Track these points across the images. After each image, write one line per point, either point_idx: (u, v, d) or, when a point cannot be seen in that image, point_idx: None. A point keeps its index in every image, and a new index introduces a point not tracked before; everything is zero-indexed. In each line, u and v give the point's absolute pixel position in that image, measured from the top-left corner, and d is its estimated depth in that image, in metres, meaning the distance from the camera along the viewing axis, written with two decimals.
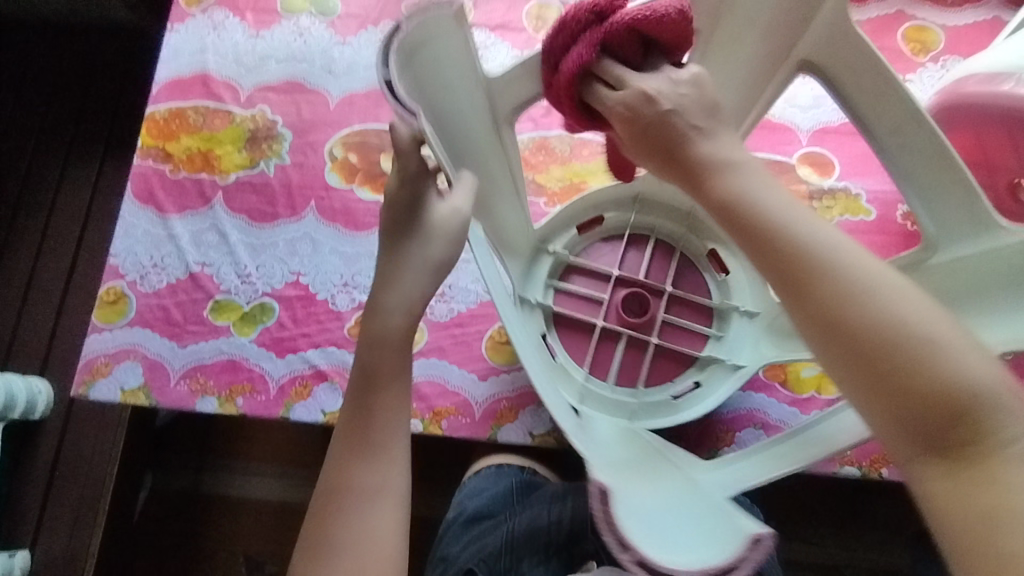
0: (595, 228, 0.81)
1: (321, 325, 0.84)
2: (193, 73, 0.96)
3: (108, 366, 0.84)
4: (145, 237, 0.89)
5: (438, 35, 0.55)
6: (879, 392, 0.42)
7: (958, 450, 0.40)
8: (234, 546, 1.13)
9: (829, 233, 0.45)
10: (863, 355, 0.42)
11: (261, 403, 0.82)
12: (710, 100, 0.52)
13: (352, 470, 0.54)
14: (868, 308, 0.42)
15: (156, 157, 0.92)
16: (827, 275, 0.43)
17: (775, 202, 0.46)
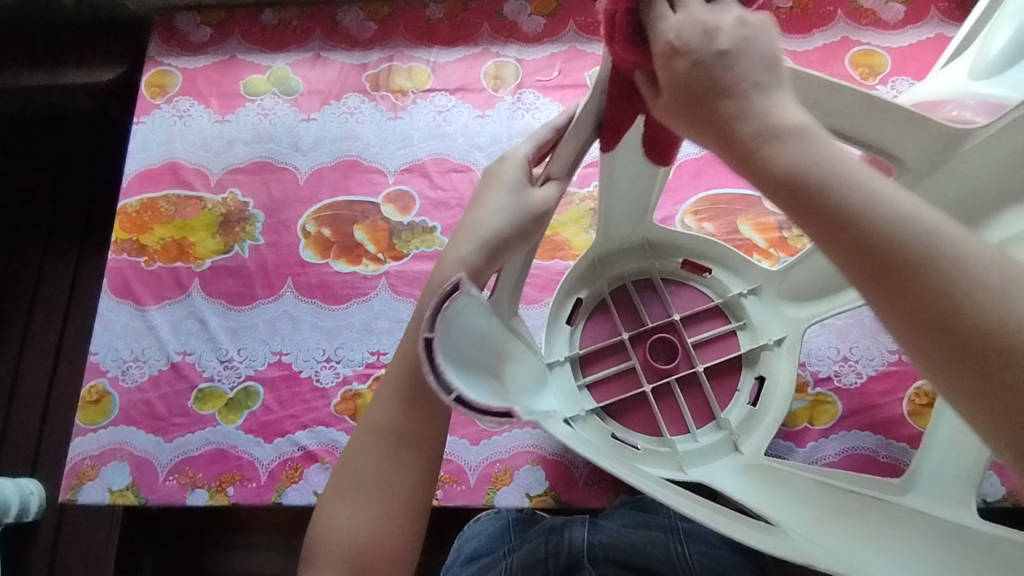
0: (579, 312, 0.82)
1: (307, 404, 0.83)
2: (162, 163, 0.97)
3: (94, 468, 0.83)
4: (125, 331, 0.89)
5: (464, 317, 0.52)
6: (988, 402, 0.33)
7: None
8: None
9: (916, 209, 0.37)
10: (966, 344, 0.34)
11: (252, 490, 0.80)
12: (768, 60, 0.44)
13: (391, 405, 0.58)
14: (953, 298, 0.34)
15: (130, 250, 0.93)
16: (901, 250, 0.36)
17: (841, 162, 0.39)
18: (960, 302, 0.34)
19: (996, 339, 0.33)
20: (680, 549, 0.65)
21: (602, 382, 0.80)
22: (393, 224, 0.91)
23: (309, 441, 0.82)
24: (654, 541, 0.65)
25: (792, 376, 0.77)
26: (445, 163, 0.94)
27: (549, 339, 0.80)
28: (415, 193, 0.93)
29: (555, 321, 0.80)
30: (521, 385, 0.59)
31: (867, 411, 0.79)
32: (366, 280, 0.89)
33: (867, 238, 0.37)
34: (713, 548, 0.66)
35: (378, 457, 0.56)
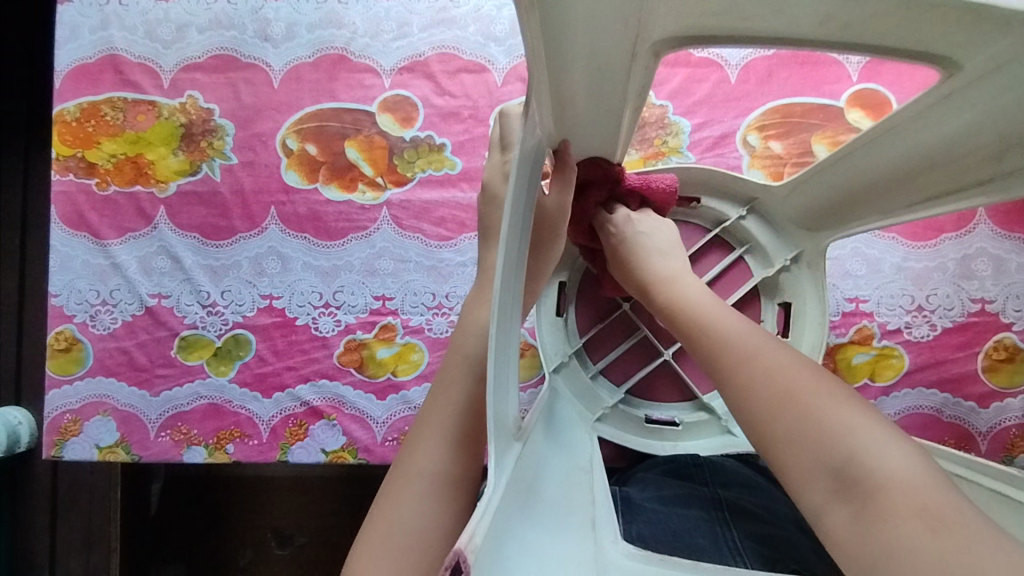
0: (565, 297, 0.71)
1: (307, 355, 0.74)
2: (100, 55, 0.78)
3: (76, 423, 0.75)
4: (86, 269, 0.76)
5: (495, 541, 0.31)
6: (769, 438, 0.37)
7: (850, 486, 0.33)
8: (261, 522, 1.12)
9: (732, 315, 0.45)
10: (753, 393, 0.39)
11: (254, 448, 0.73)
12: (669, 238, 0.57)
13: (400, 500, 0.46)
14: (748, 364, 0.40)
15: (77, 169, 0.77)
16: (728, 344, 0.42)
17: (692, 293, 0.49)
18: (770, 380, 0.38)
19: (775, 392, 0.38)
20: (728, 532, 0.53)
21: (617, 360, 0.72)
22: (393, 139, 0.75)
23: (313, 396, 0.73)
24: (697, 527, 0.53)
25: (820, 300, 0.66)
26: (453, 60, 0.76)
27: (544, 338, 0.68)
28: (418, 99, 0.76)
29: (545, 315, 0.69)
30: (558, 504, 0.43)
31: (936, 366, 0.71)
32: (364, 211, 0.75)
33: (703, 341, 0.44)
34: (766, 530, 0.54)
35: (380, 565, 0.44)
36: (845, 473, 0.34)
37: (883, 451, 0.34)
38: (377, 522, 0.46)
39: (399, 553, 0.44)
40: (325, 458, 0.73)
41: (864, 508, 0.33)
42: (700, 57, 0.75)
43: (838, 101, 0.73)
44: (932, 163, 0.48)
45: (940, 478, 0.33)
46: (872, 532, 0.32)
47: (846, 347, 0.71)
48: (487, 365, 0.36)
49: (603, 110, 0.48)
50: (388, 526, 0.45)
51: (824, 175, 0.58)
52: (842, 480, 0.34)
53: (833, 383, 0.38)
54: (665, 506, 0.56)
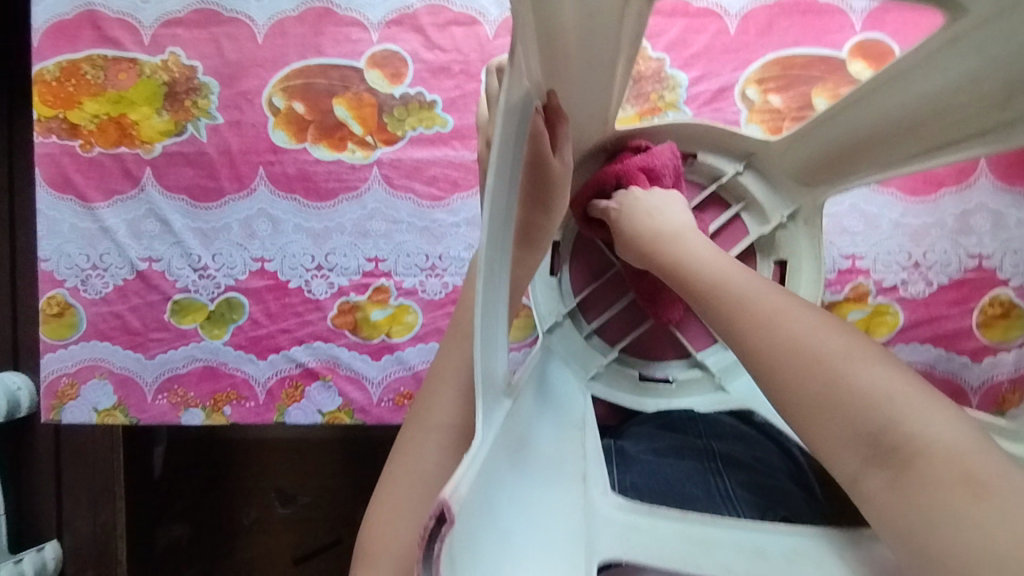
0: (559, 257, 0.71)
1: (301, 318, 0.74)
2: (77, 11, 0.75)
3: (73, 387, 0.75)
4: (75, 233, 0.75)
5: (483, 491, 0.31)
6: (795, 403, 0.36)
7: (891, 454, 0.32)
8: (265, 483, 1.14)
9: (741, 272, 0.44)
10: (772, 353, 0.38)
11: (251, 410, 0.74)
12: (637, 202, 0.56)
13: (417, 453, 0.46)
14: (763, 320, 0.39)
15: (59, 131, 0.75)
16: (749, 305, 0.40)
17: (706, 255, 0.48)
18: (793, 338, 0.37)
19: (794, 349, 0.37)
20: (720, 481, 0.54)
21: (609, 320, 0.72)
22: (382, 97, 0.73)
23: (308, 358, 0.73)
24: (689, 477, 0.54)
25: (816, 258, 0.66)
26: (442, 12, 0.73)
27: (539, 299, 0.68)
28: (407, 54, 0.74)
29: (539, 275, 0.68)
30: (549, 456, 0.43)
31: (931, 323, 0.70)
32: (354, 171, 0.74)
33: (717, 300, 0.42)
34: (757, 480, 0.54)
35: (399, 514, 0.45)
36: (883, 441, 0.33)
37: (925, 417, 0.32)
38: (395, 474, 0.46)
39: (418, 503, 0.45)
40: (322, 419, 0.73)
41: (904, 475, 0.32)
42: (699, 7, 0.72)
43: (840, 53, 0.71)
44: (926, 114, 0.48)
45: (985, 443, 0.31)
46: (917, 501, 0.31)
47: (840, 304, 0.71)
48: (474, 321, 0.35)
49: (595, 59, 0.46)
50: (407, 478, 0.46)
51: (823, 127, 0.57)
52: (883, 448, 0.33)
53: (855, 337, 0.37)
54: (658, 458, 0.57)
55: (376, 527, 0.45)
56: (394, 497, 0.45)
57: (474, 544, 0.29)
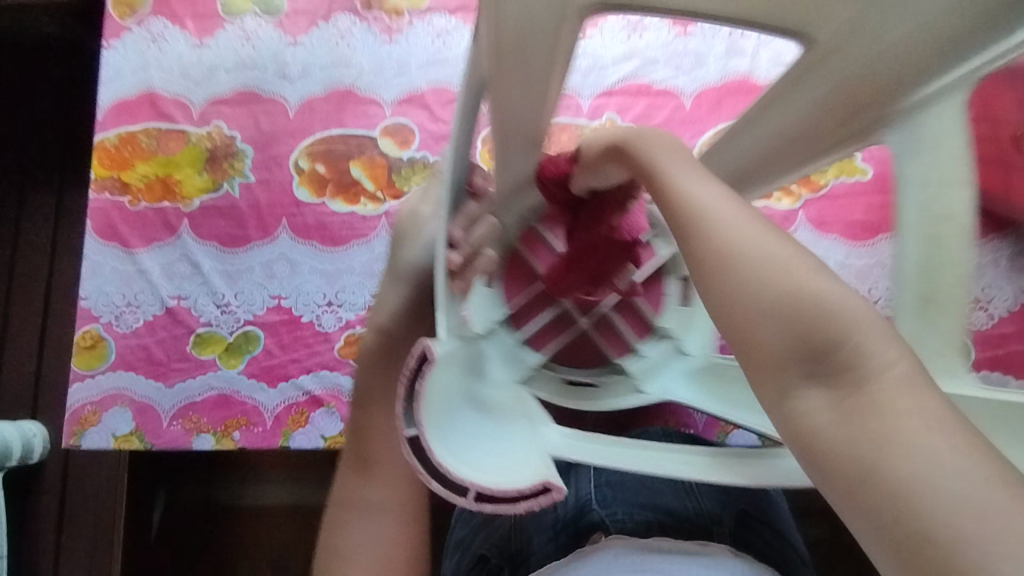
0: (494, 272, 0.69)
1: (310, 349, 0.81)
2: (139, 93, 0.90)
3: (96, 414, 0.81)
4: (114, 274, 0.85)
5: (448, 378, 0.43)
6: (747, 317, 0.35)
7: (835, 373, 0.33)
8: (253, 558, 1.07)
9: (702, 175, 0.41)
10: (728, 258, 0.36)
11: (259, 435, 0.80)
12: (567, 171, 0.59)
13: (362, 421, 0.58)
14: (723, 227, 0.37)
15: (112, 189, 0.87)
16: (710, 213, 0.38)
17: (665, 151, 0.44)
18: (750, 251, 0.36)
19: (754, 258, 0.36)
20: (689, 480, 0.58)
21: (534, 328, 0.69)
22: (392, 159, 0.86)
23: (315, 385, 0.80)
24: (662, 476, 0.58)
25: None
26: (446, 92, 0.88)
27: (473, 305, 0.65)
28: (415, 126, 0.87)
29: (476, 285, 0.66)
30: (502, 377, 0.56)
31: None
32: (365, 220, 0.85)
33: (676, 203, 0.40)
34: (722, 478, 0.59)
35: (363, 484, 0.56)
36: (830, 362, 0.34)
37: (871, 344, 0.33)
38: (356, 447, 0.57)
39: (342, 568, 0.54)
40: (324, 444, 0.79)
41: (847, 399, 0.33)
42: (659, 88, 0.87)
43: None
44: (807, 128, 0.51)
45: (921, 373, 0.33)
46: (860, 423, 0.32)
47: None
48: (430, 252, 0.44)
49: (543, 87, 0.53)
50: (361, 446, 0.57)
51: (732, 144, 0.57)
52: (828, 366, 0.34)
53: (809, 256, 0.36)
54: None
55: (353, 495, 0.56)
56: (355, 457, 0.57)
57: (450, 418, 0.42)
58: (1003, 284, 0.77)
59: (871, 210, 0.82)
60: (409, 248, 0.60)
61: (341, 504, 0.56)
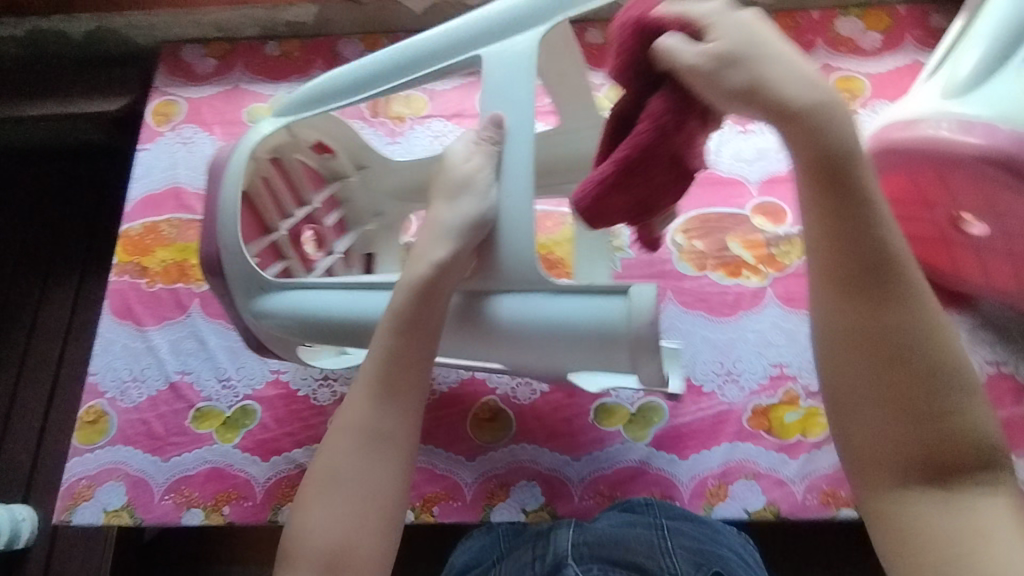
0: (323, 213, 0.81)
1: (304, 422, 0.84)
2: (166, 188, 1.00)
3: (90, 489, 0.83)
4: (125, 351, 0.90)
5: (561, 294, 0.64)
6: (892, 409, 0.47)
7: (945, 477, 0.46)
8: None
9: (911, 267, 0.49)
10: (891, 359, 0.47)
11: (248, 509, 0.80)
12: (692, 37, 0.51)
13: (393, 352, 0.63)
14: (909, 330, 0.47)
15: (132, 272, 0.94)
16: (889, 318, 0.47)
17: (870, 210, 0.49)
18: (949, 364, 0.47)
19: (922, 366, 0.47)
20: (666, 543, 0.62)
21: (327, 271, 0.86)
22: None
23: (306, 458, 0.82)
24: (640, 536, 0.62)
25: None
26: None
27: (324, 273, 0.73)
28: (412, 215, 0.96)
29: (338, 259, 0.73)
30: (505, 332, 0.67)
31: None
32: None
33: (897, 292, 0.48)
34: (699, 544, 0.63)
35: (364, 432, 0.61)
36: (948, 469, 0.46)
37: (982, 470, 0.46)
38: (374, 373, 0.63)
39: (376, 436, 0.61)
40: None
41: (952, 501, 0.46)
42: None
43: (744, 210, 0.92)
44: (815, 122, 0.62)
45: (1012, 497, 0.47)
46: (956, 523, 0.45)
47: (776, 407, 0.81)
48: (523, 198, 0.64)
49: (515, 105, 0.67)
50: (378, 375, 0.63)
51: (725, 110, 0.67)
52: (941, 469, 0.46)
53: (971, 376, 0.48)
54: (614, 526, 0.64)
55: (351, 432, 0.62)
56: (376, 381, 0.63)
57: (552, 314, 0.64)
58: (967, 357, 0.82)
59: None
60: (449, 211, 0.66)
61: (337, 439, 0.62)
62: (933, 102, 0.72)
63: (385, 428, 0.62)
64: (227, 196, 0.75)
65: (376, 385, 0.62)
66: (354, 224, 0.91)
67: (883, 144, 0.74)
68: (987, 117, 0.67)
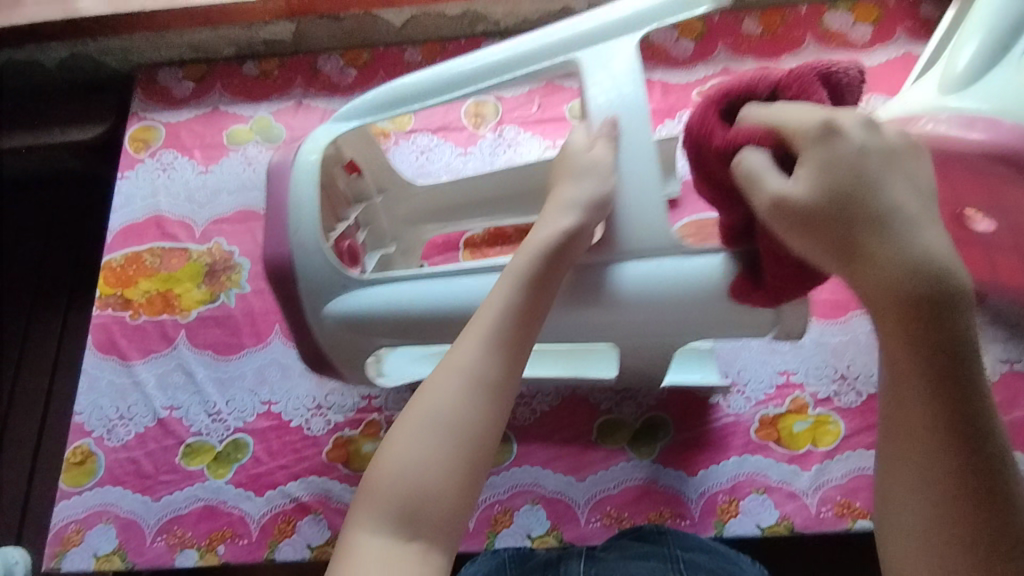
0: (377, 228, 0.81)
1: (299, 454, 0.81)
2: (147, 216, 0.97)
3: (79, 533, 0.80)
4: (110, 388, 0.87)
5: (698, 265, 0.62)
6: None
7: None
8: None
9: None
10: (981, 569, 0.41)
11: (244, 548, 0.77)
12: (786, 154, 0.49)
13: (508, 308, 0.55)
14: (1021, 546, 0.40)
15: (115, 305, 0.92)
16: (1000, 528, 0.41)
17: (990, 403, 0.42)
18: None
19: None
20: None
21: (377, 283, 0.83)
22: None
23: (302, 492, 0.79)
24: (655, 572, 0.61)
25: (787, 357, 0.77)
26: None
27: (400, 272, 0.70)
28: None
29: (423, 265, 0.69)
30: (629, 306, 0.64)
31: (871, 429, 0.77)
32: None
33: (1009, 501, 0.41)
34: None
35: (473, 394, 0.51)
36: None
37: None
38: (476, 326, 0.54)
39: (482, 385, 0.51)
40: (311, 554, 0.77)
41: None
42: None
43: None
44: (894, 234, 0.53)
45: None
46: None
47: (784, 416, 0.79)
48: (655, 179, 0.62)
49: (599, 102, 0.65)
50: (480, 328, 0.54)
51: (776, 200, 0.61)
52: None
53: None
54: (626, 559, 0.62)
55: (452, 390, 0.51)
56: (491, 343, 0.53)
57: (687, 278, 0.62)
58: None
59: (839, 289, 0.85)
60: (568, 184, 0.62)
61: (427, 395, 0.51)
62: (930, 99, 0.70)
63: (496, 397, 0.51)
64: (299, 190, 0.71)
65: (493, 343, 0.53)
66: (376, 245, 0.88)
67: None
68: (988, 111, 0.65)
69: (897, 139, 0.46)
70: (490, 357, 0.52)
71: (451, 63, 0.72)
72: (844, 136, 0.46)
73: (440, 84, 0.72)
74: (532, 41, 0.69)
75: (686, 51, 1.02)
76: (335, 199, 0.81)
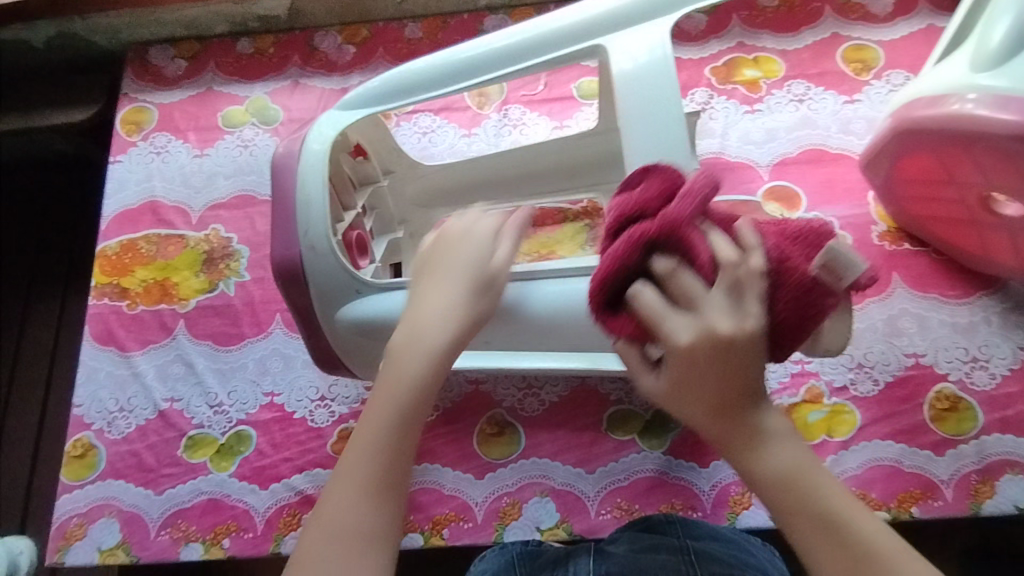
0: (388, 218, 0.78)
1: (303, 446, 0.80)
2: (142, 202, 0.94)
3: (82, 527, 0.79)
4: (109, 379, 0.85)
5: None
6: None
7: None
8: None
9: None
10: None
11: (249, 541, 0.76)
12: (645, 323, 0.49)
13: (403, 383, 0.52)
14: None
15: (112, 294, 0.89)
16: None
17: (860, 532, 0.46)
18: None
19: None
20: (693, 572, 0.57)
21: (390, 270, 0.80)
22: None
23: (307, 485, 0.78)
24: (664, 566, 0.58)
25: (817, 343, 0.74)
26: None
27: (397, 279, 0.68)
28: None
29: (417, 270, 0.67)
30: None
31: (888, 419, 0.76)
32: None
33: None
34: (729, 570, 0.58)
35: (363, 501, 0.48)
36: None
37: None
38: (376, 409, 0.51)
39: (378, 486, 0.49)
40: None
41: None
42: None
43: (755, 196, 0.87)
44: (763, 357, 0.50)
45: None
46: None
47: (798, 406, 0.77)
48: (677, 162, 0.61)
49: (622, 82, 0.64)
50: (381, 408, 0.51)
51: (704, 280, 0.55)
52: None
53: None
54: (635, 553, 0.60)
55: (345, 495, 0.49)
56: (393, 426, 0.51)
57: None
58: (998, 343, 0.78)
59: None
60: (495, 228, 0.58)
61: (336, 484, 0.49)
62: (960, 76, 0.67)
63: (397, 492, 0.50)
64: (310, 173, 0.69)
65: (393, 430, 0.51)
66: (384, 230, 0.85)
67: (908, 122, 0.70)
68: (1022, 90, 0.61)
69: (735, 328, 0.47)
70: (400, 424, 0.51)
71: (516, 30, 0.69)
72: (688, 340, 0.47)
73: (501, 52, 0.69)
74: (564, 19, 0.68)
75: (698, 25, 0.98)
76: (341, 186, 0.77)
